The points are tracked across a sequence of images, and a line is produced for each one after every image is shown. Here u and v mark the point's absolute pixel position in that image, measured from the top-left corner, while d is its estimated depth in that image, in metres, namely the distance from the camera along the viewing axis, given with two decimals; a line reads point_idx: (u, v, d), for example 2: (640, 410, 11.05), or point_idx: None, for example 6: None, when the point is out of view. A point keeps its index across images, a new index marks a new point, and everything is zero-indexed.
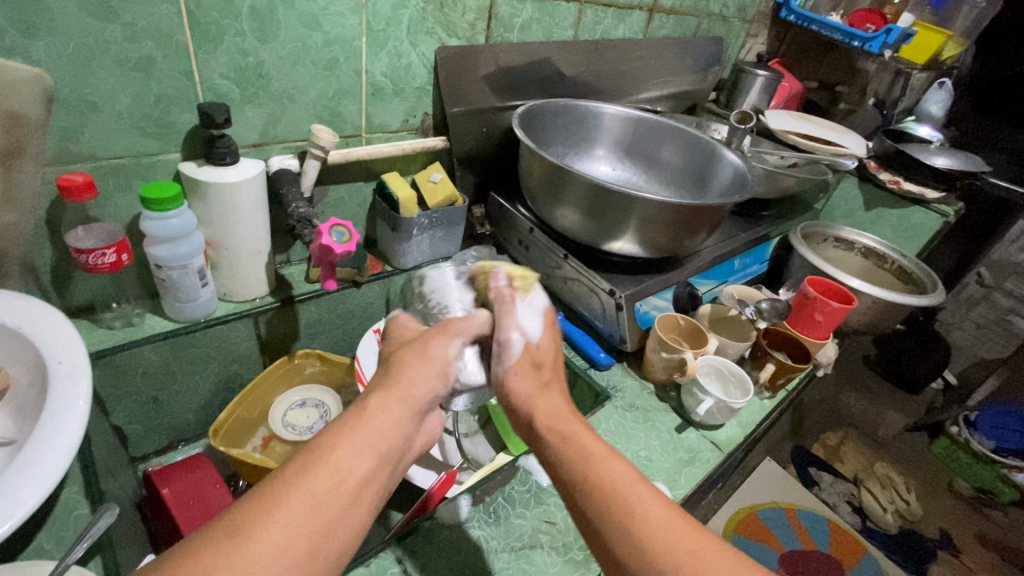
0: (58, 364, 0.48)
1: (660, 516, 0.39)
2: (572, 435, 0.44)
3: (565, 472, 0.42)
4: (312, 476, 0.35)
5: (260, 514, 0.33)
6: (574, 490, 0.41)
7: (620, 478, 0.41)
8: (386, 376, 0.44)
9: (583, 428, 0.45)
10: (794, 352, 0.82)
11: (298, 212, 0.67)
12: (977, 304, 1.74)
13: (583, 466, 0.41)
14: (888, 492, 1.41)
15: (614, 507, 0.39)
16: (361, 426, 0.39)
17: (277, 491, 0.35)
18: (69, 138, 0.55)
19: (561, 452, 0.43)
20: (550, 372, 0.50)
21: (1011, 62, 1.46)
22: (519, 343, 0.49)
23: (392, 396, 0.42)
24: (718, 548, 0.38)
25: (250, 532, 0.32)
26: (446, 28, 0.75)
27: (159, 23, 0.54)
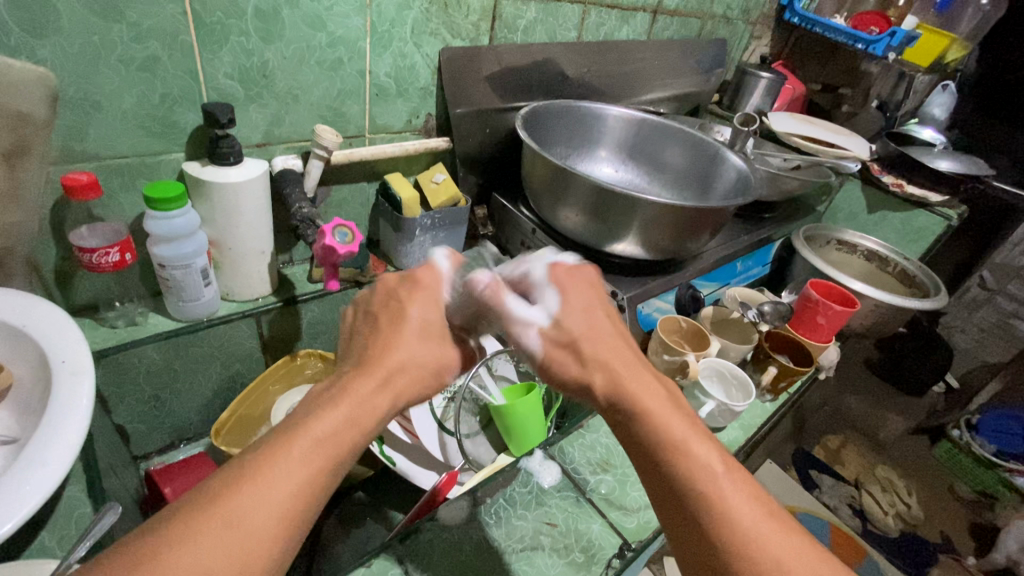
0: (62, 363, 0.48)
1: (745, 515, 0.37)
2: (653, 415, 0.41)
3: (648, 457, 0.41)
4: (303, 446, 0.34)
5: (250, 481, 0.32)
6: (657, 483, 0.40)
7: (706, 471, 0.39)
8: (397, 351, 0.42)
9: (666, 407, 0.42)
10: (796, 355, 0.82)
11: (301, 212, 0.67)
12: (979, 307, 1.73)
13: (668, 453, 0.40)
14: (888, 494, 1.42)
15: (701, 504, 0.38)
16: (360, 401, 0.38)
17: (262, 469, 0.33)
18: (75, 137, 0.55)
19: (640, 433, 0.41)
20: (591, 343, 0.45)
21: (1013, 65, 1.47)
22: (535, 338, 0.46)
23: (394, 371, 0.41)
24: (803, 550, 0.37)
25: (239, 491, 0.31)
26: (450, 29, 0.75)
27: (164, 24, 0.54)
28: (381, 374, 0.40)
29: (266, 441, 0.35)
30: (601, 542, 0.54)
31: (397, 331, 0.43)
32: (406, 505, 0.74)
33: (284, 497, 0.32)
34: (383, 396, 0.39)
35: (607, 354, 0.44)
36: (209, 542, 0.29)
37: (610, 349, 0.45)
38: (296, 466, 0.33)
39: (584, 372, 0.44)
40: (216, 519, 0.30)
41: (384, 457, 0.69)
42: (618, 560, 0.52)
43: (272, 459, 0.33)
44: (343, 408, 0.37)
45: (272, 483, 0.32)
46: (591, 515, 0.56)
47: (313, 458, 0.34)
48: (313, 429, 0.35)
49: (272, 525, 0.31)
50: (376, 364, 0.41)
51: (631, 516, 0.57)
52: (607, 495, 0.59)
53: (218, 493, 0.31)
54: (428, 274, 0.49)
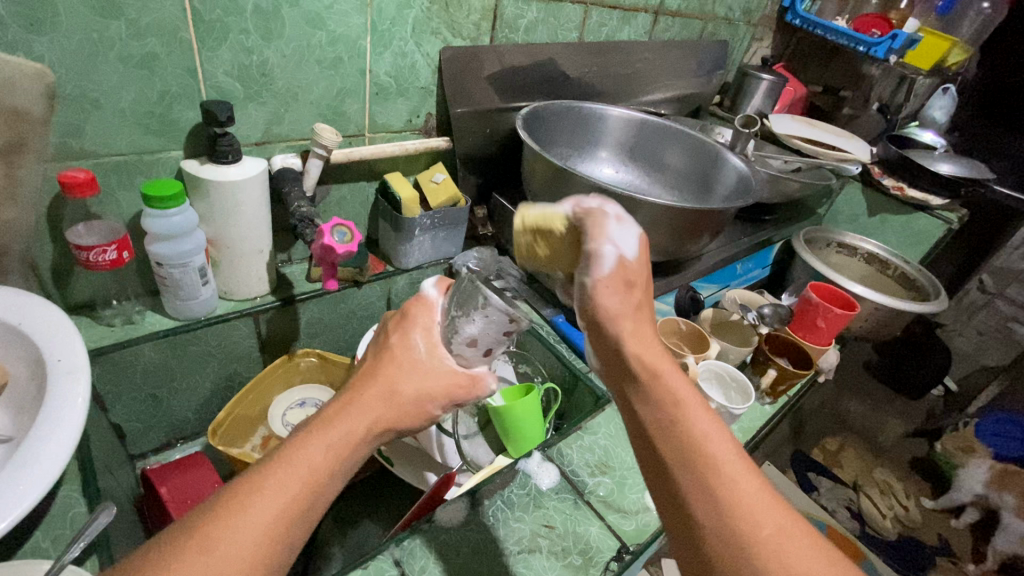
0: (57, 362, 0.47)
1: (746, 480, 0.34)
2: (665, 376, 0.39)
3: (652, 413, 0.38)
4: (277, 477, 0.34)
5: (224, 516, 0.31)
6: (660, 439, 0.37)
7: (711, 433, 0.36)
8: (376, 386, 0.42)
9: (680, 373, 0.40)
10: (796, 357, 0.82)
11: (299, 211, 0.67)
12: (977, 311, 1.73)
13: (675, 412, 0.37)
14: (887, 498, 1.43)
15: (704, 466, 0.35)
16: (333, 429, 0.38)
17: (239, 497, 0.32)
18: (72, 134, 0.54)
19: (649, 390, 0.39)
20: (633, 293, 0.42)
21: (1014, 69, 1.47)
22: (608, 260, 0.41)
23: (371, 400, 0.40)
24: (804, 531, 0.33)
25: (210, 529, 0.31)
26: (451, 28, 0.75)
27: (162, 21, 0.54)
28: (359, 402, 0.40)
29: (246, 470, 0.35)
30: (599, 545, 0.53)
31: (379, 362, 0.43)
32: (404, 507, 0.73)
33: (262, 523, 0.32)
34: (359, 424, 0.39)
35: (636, 323, 0.41)
36: (185, 574, 0.29)
37: (639, 311, 0.42)
38: (274, 490, 0.33)
39: (613, 324, 0.41)
40: (188, 560, 0.29)
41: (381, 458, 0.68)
42: (616, 563, 0.52)
43: (251, 484, 0.33)
44: (318, 438, 0.37)
45: (246, 518, 0.31)
46: (589, 517, 0.56)
47: (292, 481, 0.34)
48: (294, 454, 0.35)
49: (250, 551, 0.31)
50: (357, 393, 0.41)
51: (629, 518, 0.57)
52: (605, 498, 0.59)
53: (191, 532, 0.31)
54: (420, 307, 0.47)
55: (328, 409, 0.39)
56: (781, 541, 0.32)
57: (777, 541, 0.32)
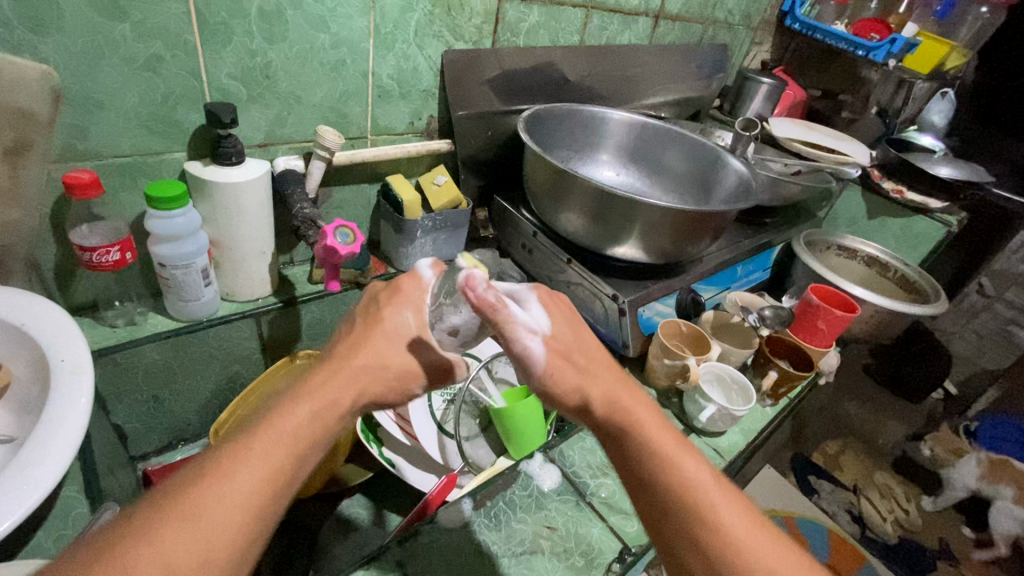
0: (60, 361, 0.48)
1: (733, 513, 0.39)
2: (640, 427, 0.43)
3: (636, 468, 0.42)
4: (262, 441, 0.35)
5: (211, 478, 0.32)
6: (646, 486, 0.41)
7: (693, 474, 0.40)
8: (359, 356, 0.43)
9: (652, 417, 0.44)
10: (796, 360, 0.82)
11: (302, 213, 0.68)
12: (978, 314, 1.72)
13: (657, 463, 0.41)
14: (887, 501, 1.43)
15: (695, 510, 0.39)
16: (317, 395, 0.39)
17: (225, 461, 0.33)
18: (76, 135, 0.55)
19: (630, 445, 0.42)
20: (584, 355, 0.47)
21: (1015, 72, 1.48)
22: (538, 347, 0.45)
23: (359, 372, 0.42)
24: (787, 546, 0.39)
25: (195, 489, 0.32)
26: (453, 32, 0.75)
27: (167, 23, 0.54)
28: (348, 375, 0.41)
29: (229, 438, 0.35)
30: (602, 546, 0.53)
31: (369, 334, 0.45)
32: (406, 508, 0.73)
33: (246, 494, 0.32)
34: (343, 391, 0.40)
35: (601, 383, 0.45)
36: (171, 534, 0.30)
37: (600, 370, 0.46)
38: (258, 461, 0.34)
39: (578, 392, 0.45)
40: (175, 518, 0.30)
41: (384, 460, 0.68)
42: (618, 564, 0.52)
43: (234, 455, 0.34)
44: (304, 403, 0.38)
45: (233, 480, 0.32)
46: (592, 518, 0.56)
47: (274, 453, 0.35)
48: (279, 425, 0.36)
49: (234, 521, 0.31)
50: (346, 364, 0.42)
51: (632, 519, 0.57)
52: (607, 499, 0.58)
53: (176, 492, 0.31)
54: (410, 282, 0.49)
55: (311, 376, 0.41)
56: (776, 565, 0.37)
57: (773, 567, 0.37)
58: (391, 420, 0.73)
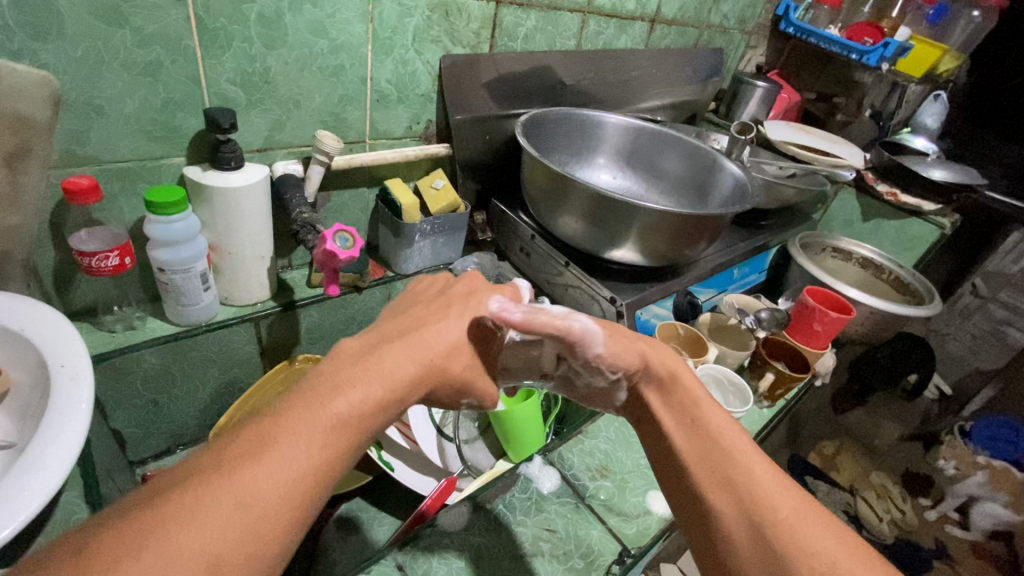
0: (61, 367, 0.48)
1: (757, 465, 0.42)
2: (689, 388, 0.48)
3: (673, 417, 0.47)
4: (314, 423, 0.34)
5: (263, 456, 0.32)
6: (680, 431, 0.46)
7: (724, 429, 0.44)
8: (420, 344, 0.43)
9: (701, 386, 0.48)
10: (792, 361, 0.83)
11: (301, 217, 0.68)
12: (972, 314, 1.73)
13: (691, 411, 0.46)
14: (884, 501, 1.44)
15: (721, 454, 0.42)
16: (374, 379, 0.38)
17: (277, 438, 0.33)
18: (75, 141, 0.55)
19: (675, 397, 0.48)
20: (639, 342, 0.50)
21: (1004, 76, 1.49)
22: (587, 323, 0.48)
23: (422, 363, 0.42)
24: (814, 509, 0.40)
25: (247, 464, 0.31)
26: (451, 37, 0.76)
27: (167, 29, 0.54)
28: (411, 363, 0.41)
29: (282, 415, 0.34)
30: (601, 548, 0.54)
31: (432, 323, 0.45)
32: (405, 511, 0.74)
33: (296, 479, 0.32)
34: (400, 380, 0.39)
35: (660, 356, 0.50)
36: (223, 509, 0.29)
37: (664, 357, 0.50)
38: (310, 446, 0.33)
39: (642, 360, 0.49)
40: (227, 494, 0.30)
41: (383, 463, 0.68)
42: (617, 566, 0.52)
43: (287, 434, 0.33)
44: (359, 387, 0.37)
45: (286, 459, 0.32)
46: (591, 521, 0.56)
47: (327, 438, 0.34)
48: (336, 406, 0.36)
49: (284, 507, 0.31)
50: (411, 349, 0.42)
51: (631, 522, 0.57)
52: (606, 501, 0.59)
53: (227, 464, 0.31)
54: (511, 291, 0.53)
55: (370, 358, 0.40)
56: (795, 519, 0.38)
57: (791, 520, 0.39)
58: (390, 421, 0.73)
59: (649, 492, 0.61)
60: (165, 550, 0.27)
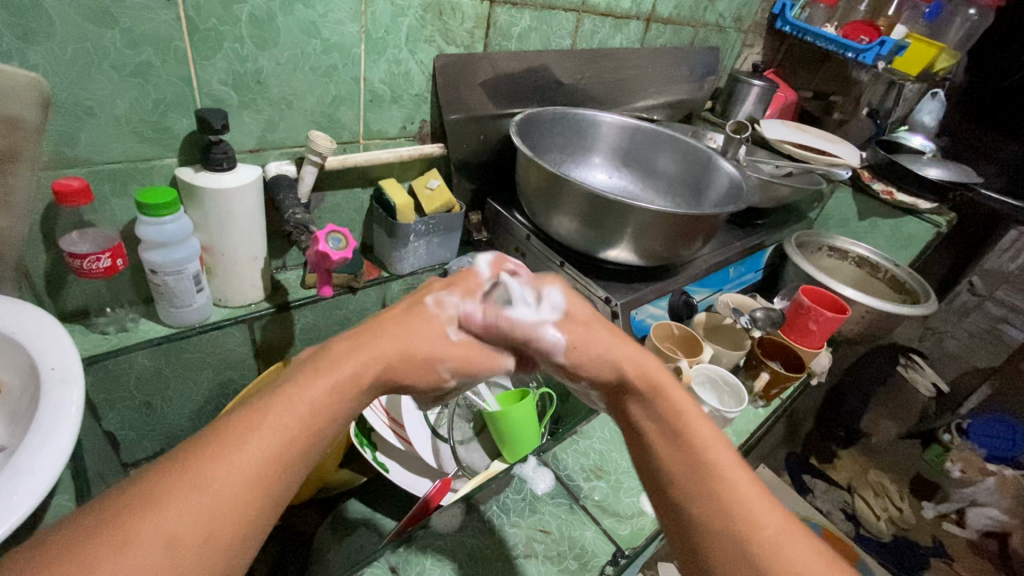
0: (51, 370, 0.47)
1: (744, 483, 0.39)
2: (672, 400, 0.44)
3: (655, 430, 0.43)
4: (274, 408, 0.34)
5: (220, 444, 0.31)
6: (664, 445, 0.42)
7: (712, 442, 0.41)
8: (385, 326, 0.42)
9: (685, 396, 0.45)
10: (787, 360, 0.82)
11: (294, 218, 0.67)
12: (969, 312, 1.74)
13: (677, 421, 0.43)
14: (881, 499, 1.45)
15: (708, 474, 0.40)
16: (337, 362, 0.38)
17: (236, 425, 0.32)
18: (66, 142, 0.55)
19: (657, 410, 0.44)
20: (613, 347, 0.48)
21: (1004, 72, 1.48)
22: (553, 332, 0.48)
23: (391, 348, 0.41)
24: (798, 529, 0.38)
25: (205, 454, 0.31)
26: (444, 36, 0.75)
27: (157, 29, 0.54)
28: (384, 350, 0.40)
29: (247, 406, 0.34)
30: (595, 549, 0.53)
31: (414, 316, 0.45)
32: (400, 512, 0.74)
33: (260, 473, 0.31)
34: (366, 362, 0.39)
35: (621, 352, 0.48)
36: (176, 496, 0.29)
37: (629, 352, 0.48)
38: (269, 431, 0.33)
39: (618, 367, 0.47)
40: (183, 482, 0.29)
41: (377, 464, 0.69)
42: (611, 567, 0.52)
43: (250, 426, 0.33)
44: (323, 371, 0.37)
45: (245, 446, 0.32)
46: (585, 522, 0.56)
47: (291, 425, 0.34)
48: (297, 391, 0.35)
49: (242, 492, 0.31)
50: (383, 335, 0.41)
51: (625, 522, 0.57)
52: (601, 502, 0.59)
53: (187, 454, 0.31)
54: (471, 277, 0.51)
55: (336, 345, 0.40)
56: (780, 539, 0.37)
57: (776, 539, 0.37)
58: (384, 422, 0.72)
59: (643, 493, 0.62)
60: (115, 540, 0.27)
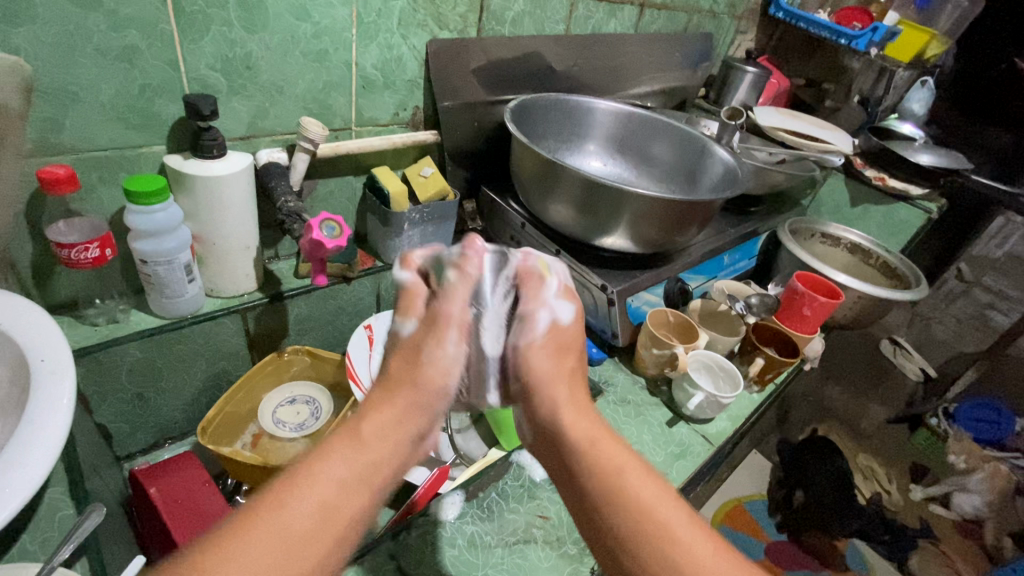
0: (41, 362, 0.46)
1: (689, 533, 0.38)
2: (604, 459, 0.41)
3: (594, 489, 0.40)
4: (285, 506, 0.35)
5: (226, 552, 0.32)
6: (600, 506, 0.40)
7: (647, 497, 0.39)
8: (382, 392, 0.44)
9: (614, 447, 0.42)
10: (781, 345, 0.83)
11: (287, 206, 0.66)
12: (957, 298, 1.80)
13: (613, 479, 0.40)
14: (869, 482, 1.48)
15: (633, 521, 0.38)
16: (343, 447, 0.39)
17: (245, 529, 0.33)
18: (50, 129, 0.53)
19: (584, 476, 0.41)
20: (559, 381, 0.47)
21: (990, 63, 1.51)
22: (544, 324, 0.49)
23: (408, 407, 0.43)
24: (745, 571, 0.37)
25: (211, 562, 0.31)
26: (437, 20, 0.74)
27: (142, 12, 0.53)
28: (394, 426, 0.41)
29: (258, 501, 0.35)
30: None
31: (403, 357, 0.46)
32: None
33: (271, 569, 0.32)
34: (376, 447, 0.40)
35: (562, 391, 0.46)
36: None
37: (568, 397, 0.46)
38: (281, 533, 0.33)
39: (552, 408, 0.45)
40: None
41: None
42: None
43: (262, 520, 0.34)
44: (335, 460, 0.38)
45: (254, 551, 0.32)
46: None
47: (303, 524, 0.34)
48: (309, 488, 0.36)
49: None
50: (399, 393, 0.43)
51: None
52: None
53: (192, 562, 0.31)
54: (408, 293, 0.49)
55: (341, 430, 0.41)
56: None
57: None
58: None
59: None
60: None
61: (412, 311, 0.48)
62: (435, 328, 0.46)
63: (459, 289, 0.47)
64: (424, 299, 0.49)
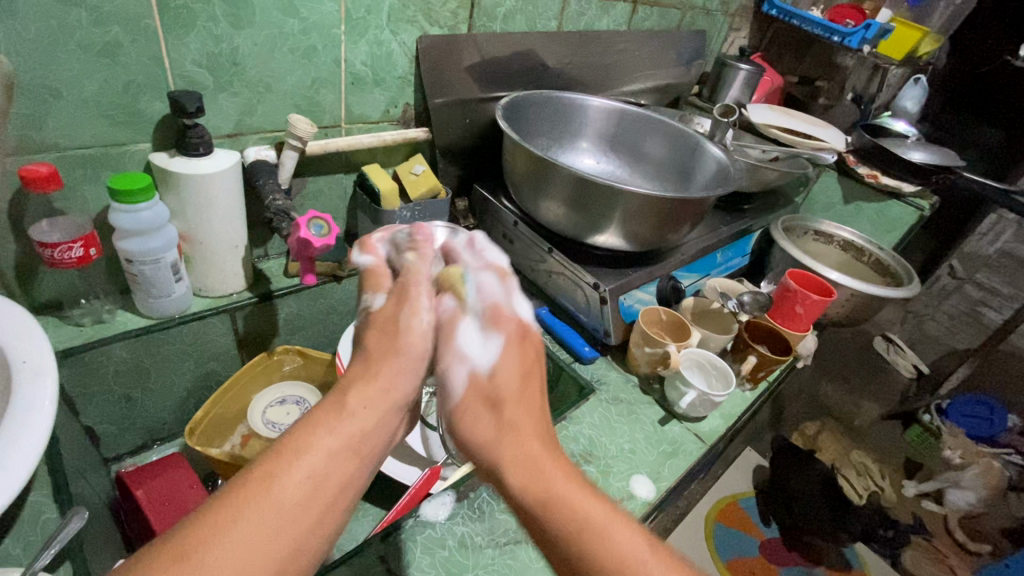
0: (22, 364, 0.46)
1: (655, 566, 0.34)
2: (565, 505, 0.37)
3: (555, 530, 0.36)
4: (275, 480, 0.34)
5: (217, 527, 0.31)
6: (560, 543, 0.36)
7: (609, 528, 0.36)
8: (362, 367, 0.45)
9: (572, 484, 0.38)
10: (773, 343, 0.84)
11: (275, 204, 0.65)
12: (949, 294, 1.79)
13: (570, 516, 0.36)
14: (863, 478, 1.45)
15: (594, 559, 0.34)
16: (329, 421, 0.39)
17: (236, 503, 0.32)
18: (32, 126, 0.52)
19: (544, 517, 0.37)
20: (512, 407, 0.44)
21: (983, 59, 1.50)
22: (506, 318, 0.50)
23: (388, 378, 0.44)
24: None
25: (201, 538, 0.30)
26: (428, 17, 0.74)
27: (126, 7, 0.52)
28: (377, 396, 0.43)
29: (245, 478, 0.34)
30: None
31: (376, 333, 0.47)
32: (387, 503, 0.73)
33: (267, 539, 0.32)
34: (362, 417, 0.41)
35: (515, 413, 0.43)
36: None
37: (522, 419, 0.43)
38: (271, 506, 0.33)
39: (507, 431, 0.42)
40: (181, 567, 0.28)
41: None
42: None
43: (251, 496, 0.33)
44: (323, 432, 0.38)
45: (248, 525, 0.32)
46: None
47: (294, 497, 0.34)
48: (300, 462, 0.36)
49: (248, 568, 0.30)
50: (380, 365, 0.45)
51: None
52: None
53: (181, 540, 0.30)
54: (374, 273, 0.51)
55: (322, 407, 0.41)
56: None
57: None
58: None
59: (632, 476, 0.66)
60: None
61: (378, 289, 0.50)
62: (405, 298, 0.48)
63: (420, 267, 0.50)
64: (388, 277, 0.51)
